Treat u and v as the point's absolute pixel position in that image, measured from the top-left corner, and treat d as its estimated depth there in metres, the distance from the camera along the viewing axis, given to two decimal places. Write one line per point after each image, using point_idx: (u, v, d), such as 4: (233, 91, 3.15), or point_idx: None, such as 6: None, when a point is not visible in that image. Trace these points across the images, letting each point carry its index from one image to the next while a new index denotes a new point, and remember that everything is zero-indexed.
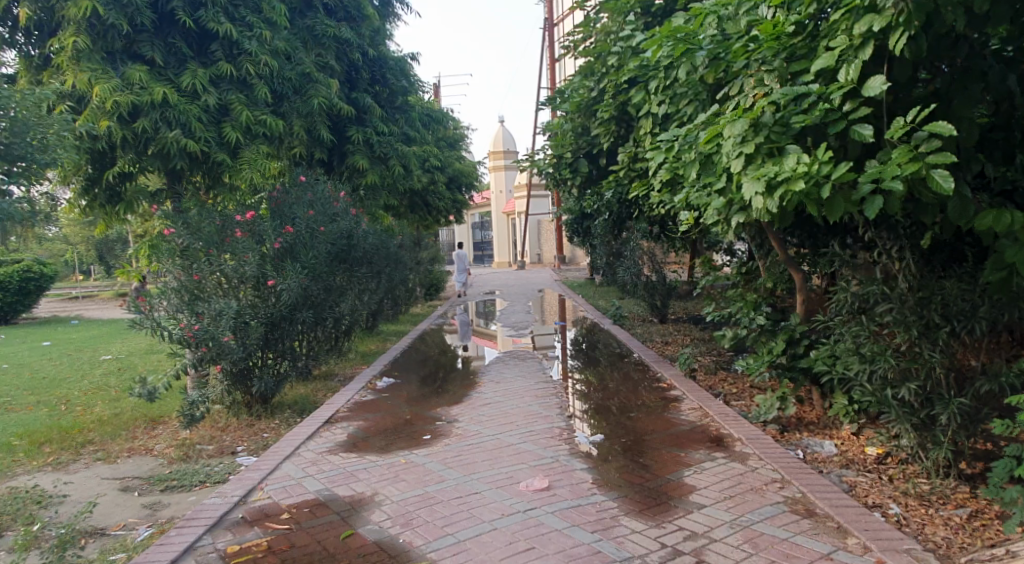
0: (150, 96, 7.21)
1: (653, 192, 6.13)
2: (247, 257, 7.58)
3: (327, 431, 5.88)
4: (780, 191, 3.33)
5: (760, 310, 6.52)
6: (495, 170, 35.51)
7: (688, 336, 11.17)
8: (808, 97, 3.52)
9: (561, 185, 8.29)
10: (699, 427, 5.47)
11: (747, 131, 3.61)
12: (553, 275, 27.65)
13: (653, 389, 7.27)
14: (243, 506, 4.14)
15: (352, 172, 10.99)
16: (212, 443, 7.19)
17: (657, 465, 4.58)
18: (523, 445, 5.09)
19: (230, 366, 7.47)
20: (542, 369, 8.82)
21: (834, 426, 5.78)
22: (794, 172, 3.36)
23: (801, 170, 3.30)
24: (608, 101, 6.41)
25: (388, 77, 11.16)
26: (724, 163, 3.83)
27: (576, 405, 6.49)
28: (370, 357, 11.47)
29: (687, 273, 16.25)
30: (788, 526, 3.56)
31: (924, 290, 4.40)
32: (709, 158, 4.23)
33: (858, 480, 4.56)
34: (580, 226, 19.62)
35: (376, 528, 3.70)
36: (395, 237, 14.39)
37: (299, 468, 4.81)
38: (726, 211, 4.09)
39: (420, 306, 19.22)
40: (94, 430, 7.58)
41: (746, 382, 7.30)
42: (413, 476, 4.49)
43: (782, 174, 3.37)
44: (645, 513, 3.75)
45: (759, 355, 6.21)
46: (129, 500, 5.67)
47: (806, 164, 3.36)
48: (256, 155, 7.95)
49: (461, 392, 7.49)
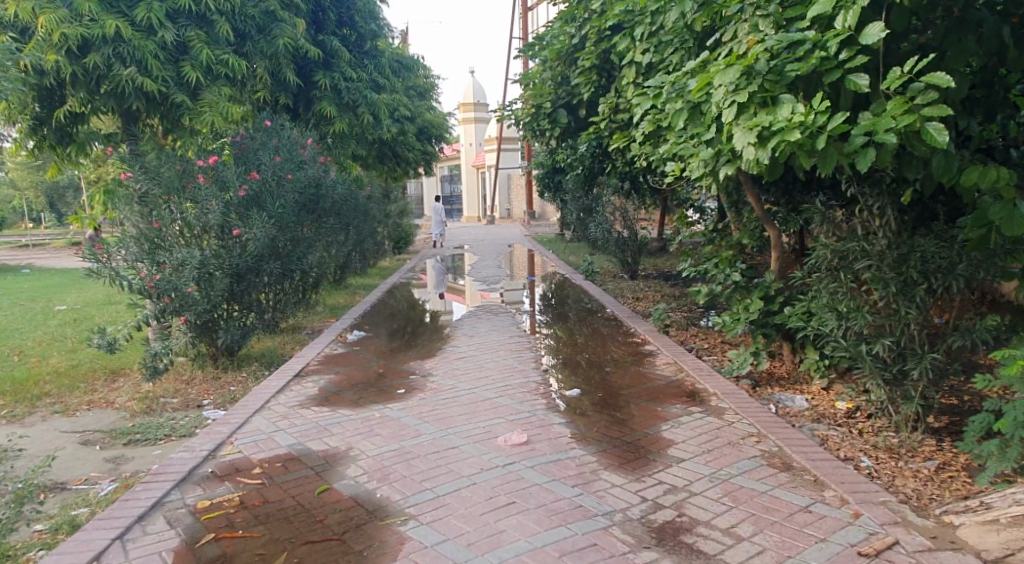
0: (101, 29, 6.83)
1: (632, 144, 6.02)
2: (210, 205, 7.33)
3: (297, 385, 5.75)
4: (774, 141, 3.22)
5: (736, 266, 6.49)
6: (465, 123, 34.96)
7: (659, 292, 11.20)
8: (805, 45, 3.39)
9: (536, 136, 8.10)
10: (675, 382, 5.40)
11: (740, 79, 3.49)
12: (522, 230, 27.55)
13: (627, 344, 7.24)
14: (213, 459, 4.01)
15: (319, 119, 10.66)
16: (176, 396, 7.04)
17: (633, 420, 4.52)
18: (499, 399, 5.02)
19: (194, 318, 7.28)
20: (514, 323, 8.77)
21: (805, 381, 5.78)
22: (789, 122, 3.25)
23: (797, 120, 3.19)
24: (589, 48, 6.23)
25: (356, 20, 10.80)
26: (714, 113, 3.71)
27: (549, 359, 6.47)
28: (339, 310, 11.31)
29: (657, 229, 16.25)
30: (766, 479, 3.53)
31: (903, 247, 4.32)
32: (698, 108, 4.11)
33: (829, 433, 4.51)
34: (550, 180, 19.46)
35: (352, 483, 3.61)
36: (363, 188, 14.08)
37: (270, 422, 4.67)
38: (715, 163, 3.97)
39: (388, 260, 19.01)
40: (51, 383, 7.37)
41: (719, 338, 7.33)
42: (388, 431, 4.39)
43: (776, 124, 3.26)
44: (623, 468, 3.70)
45: (734, 311, 6.18)
46: (90, 454, 5.55)
47: (799, 114, 3.25)
48: (217, 98, 7.65)
49: (434, 346, 7.37)
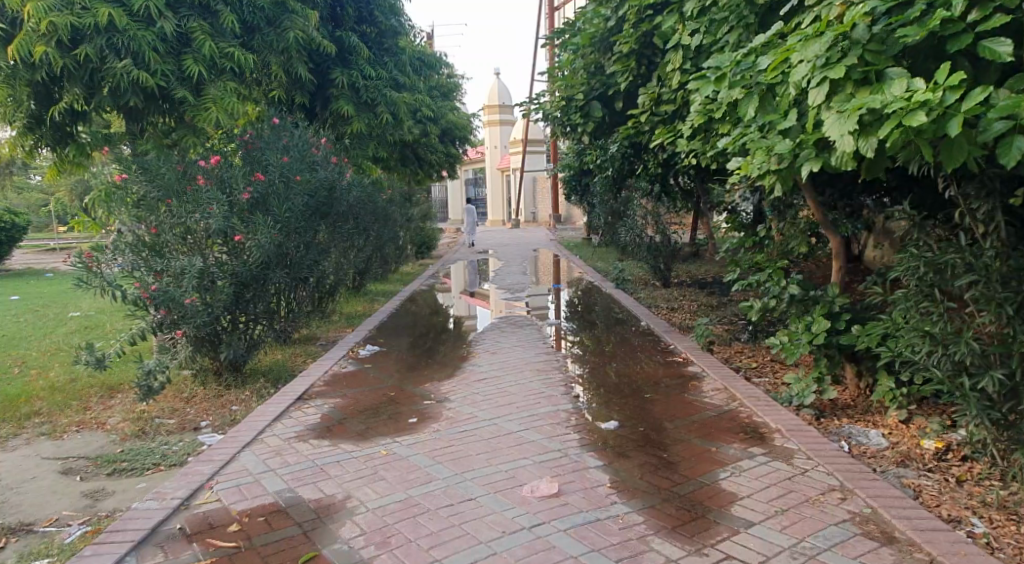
0: (93, 18, 6.27)
1: (676, 138, 5.32)
2: (211, 209, 6.73)
3: (298, 411, 5.11)
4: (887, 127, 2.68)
5: (791, 277, 5.74)
6: (490, 125, 34.30)
7: (696, 302, 10.42)
8: (919, 5, 2.76)
9: (566, 134, 7.42)
10: (728, 414, 4.65)
11: (831, 52, 2.96)
12: (549, 235, 26.80)
13: (668, 362, 6.50)
14: (184, 512, 3.39)
15: (337, 119, 10.07)
16: (173, 417, 6.46)
17: (685, 463, 3.82)
18: (525, 434, 4.34)
19: (194, 332, 6.72)
20: (541, 337, 8.08)
21: (877, 412, 5.02)
22: (908, 102, 2.67)
23: (920, 99, 2.59)
24: (627, 30, 5.55)
25: (376, 15, 10.24)
26: (796, 94, 3.17)
27: (581, 381, 5.78)
28: (355, 319, 10.70)
29: (691, 235, 15.44)
30: (863, 557, 2.84)
31: (1017, 260, 3.62)
32: (771, 90, 3.55)
33: (921, 483, 3.77)
34: (579, 184, 18.69)
35: (345, 549, 2.99)
36: (384, 191, 13.47)
37: (259, 460, 4.03)
38: (794, 156, 3.41)
39: (410, 265, 18.39)
40: (43, 399, 6.82)
41: (770, 357, 6.59)
42: (394, 474, 3.74)
43: (890, 106, 2.69)
44: (680, 535, 3.03)
45: (793, 329, 5.45)
46: (68, 486, 4.98)
47: (921, 92, 2.67)
48: (223, 92, 7.08)
49: (453, 364, 6.69)
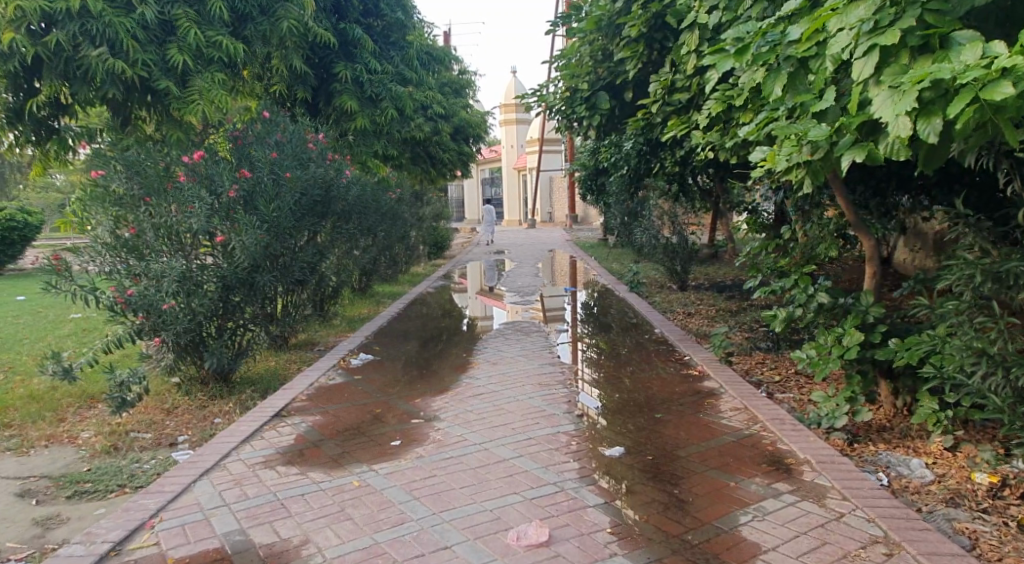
0: (65, 3, 5.85)
1: (691, 128, 4.78)
2: (192, 208, 6.30)
3: (272, 431, 4.63)
4: (960, 104, 2.27)
5: (819, 284, 5.19)
6: (507, 124, 33.75)
7: (715, 307, 9.83)
8: None
9: (575, 128, 6.89)
10: (749, 439, 4.12)
11: (883, 13, 2.57)
12: (565, 235, 26.20)
13: (684, 376, 5.95)
14: (113, 561, 2.97)
15: (339, 115, 9.60)
16: (151, 431, 6.01)
17: (700, 502, 3.30)
18: (519, 462, 3.84)
19: (174, 339, 6.27)
20: (549, 345, 7.55)
21: (917, 437, 4.45)
22: (986, 72, 2.25)
23: (1005, 67, 2.19)
24: (637, 11, 5.05)
25: (381, 7, 9.73)
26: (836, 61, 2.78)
27: (585, 397, 5.27)
28: (357, 323, 10.23)
29: (711, 236, 14.82)
30: None
31: None
32: (803, 67, 3.14)
33: (976, 527, 3.22)
34: (593, 183, 18.16)
35: None
36: (392, 190, 13.00)
37: (214, 493, 3.57)
38: (832, 144, 2.96)
39: (422, 266, 17.90)
40: (17, 409, 6.40)
41: (795, 372, 6.04)
42: (363, 513, 3.27)
43: (963, 77, 2.28)
44: None
45: (821, 342, 4.90)
46: (22, 512, 4.54)
47: (1004, 57, 2.25)
48: (210, 84, 6.64)
49: (448, 377, 6.16)
